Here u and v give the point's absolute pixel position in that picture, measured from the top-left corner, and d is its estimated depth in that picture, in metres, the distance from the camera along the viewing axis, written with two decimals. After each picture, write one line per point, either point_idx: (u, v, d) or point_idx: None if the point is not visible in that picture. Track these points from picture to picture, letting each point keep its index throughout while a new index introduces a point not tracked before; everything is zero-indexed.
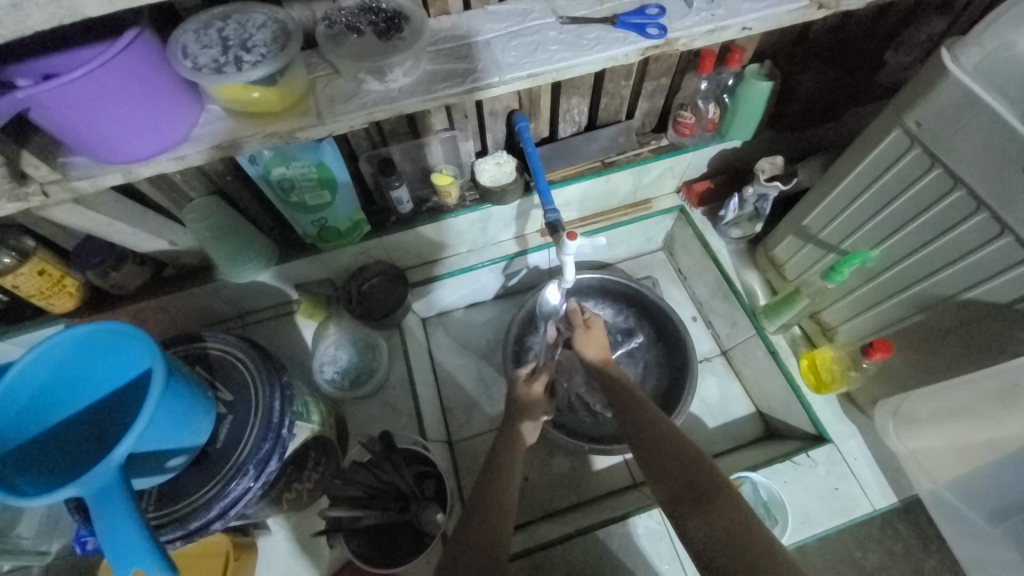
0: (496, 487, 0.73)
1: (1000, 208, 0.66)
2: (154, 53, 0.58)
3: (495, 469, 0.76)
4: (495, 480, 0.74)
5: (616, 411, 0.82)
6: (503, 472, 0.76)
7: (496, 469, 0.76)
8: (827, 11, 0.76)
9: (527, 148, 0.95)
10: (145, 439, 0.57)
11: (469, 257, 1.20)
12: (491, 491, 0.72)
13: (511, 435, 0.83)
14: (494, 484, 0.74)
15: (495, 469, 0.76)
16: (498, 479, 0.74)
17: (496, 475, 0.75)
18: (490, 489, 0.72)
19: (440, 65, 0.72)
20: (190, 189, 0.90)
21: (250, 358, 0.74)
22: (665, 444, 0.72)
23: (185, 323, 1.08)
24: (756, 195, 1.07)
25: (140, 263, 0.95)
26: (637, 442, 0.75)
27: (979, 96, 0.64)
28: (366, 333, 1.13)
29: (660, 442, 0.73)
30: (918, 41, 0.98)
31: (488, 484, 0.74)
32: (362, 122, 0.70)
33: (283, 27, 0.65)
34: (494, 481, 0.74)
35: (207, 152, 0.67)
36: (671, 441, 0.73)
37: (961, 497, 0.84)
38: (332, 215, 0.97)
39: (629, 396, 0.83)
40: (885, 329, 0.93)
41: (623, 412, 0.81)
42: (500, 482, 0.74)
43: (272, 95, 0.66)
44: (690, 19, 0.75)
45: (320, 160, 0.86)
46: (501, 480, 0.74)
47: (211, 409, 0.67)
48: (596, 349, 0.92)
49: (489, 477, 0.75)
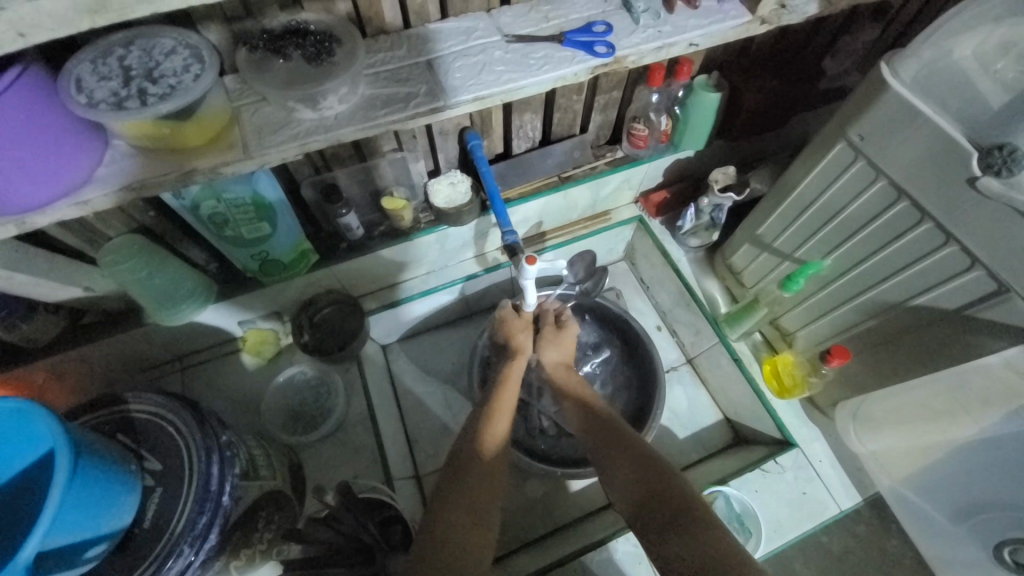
0: (445, 512, 0.69)
1: (943, 217, 0.68)
2: (43, 90, 0.51)
3: (452, 490, 0.71)
4: (450, 497, 0.70)
5: (585, 423, 0.83)
6: (468, 497, 0.71)
7: (451, 498, 0.70)
8: (769, 26, 0.76)
9: (481, 167, 0.92)
10: (54, 533, 0.50)
11: (427, 279, 1.15)
12: (455, 526, 0.67)
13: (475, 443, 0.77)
14: (455, 498, 0.70)
15: (453, 481, 0.72)
16: (450, 499, 0.70)
17: (456, 504, 0.70)
18: (436, 523, 0.67)
19: (380, 88, 0.67)
20: (106, 228, 0.81)
21: (182, 419, 0.66)
22: (628, 459, 0.74)
23: (114, 373, 0.98)
24: (712, 205, 1.09)
25: (52, 312, 0.85)
26: (603, 454, 0.77)
27: (917, 110, 0.65)
28: (320, 367, 1.07)
29: (622, 456, 0.75)
30: (854, 48, 1.04)
31: (439, 508, 0.70)
32: (296, 153, 0.64)
33: (197, 53, 0.58)
34: (449, 502, 0.70)
35: (116, 195, 0.59)
36: (636, 451, 0.75)
37: (920, 495, 0.89)
38: (273, 247, 0.89)
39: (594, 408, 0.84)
40: (838, 335, 0.94)
41: (591, 423, 0.83)
42: (469, 500, 0.70)
43: (189, 129, 0.59)
44: (637, 36, 0.73)
45: (255, 190, 0.79)
46: (456, 494, 0.71)
47: (136, 484, 0.60)
48: (554, 356, 0.93)
49: (445, 492, 0.71)
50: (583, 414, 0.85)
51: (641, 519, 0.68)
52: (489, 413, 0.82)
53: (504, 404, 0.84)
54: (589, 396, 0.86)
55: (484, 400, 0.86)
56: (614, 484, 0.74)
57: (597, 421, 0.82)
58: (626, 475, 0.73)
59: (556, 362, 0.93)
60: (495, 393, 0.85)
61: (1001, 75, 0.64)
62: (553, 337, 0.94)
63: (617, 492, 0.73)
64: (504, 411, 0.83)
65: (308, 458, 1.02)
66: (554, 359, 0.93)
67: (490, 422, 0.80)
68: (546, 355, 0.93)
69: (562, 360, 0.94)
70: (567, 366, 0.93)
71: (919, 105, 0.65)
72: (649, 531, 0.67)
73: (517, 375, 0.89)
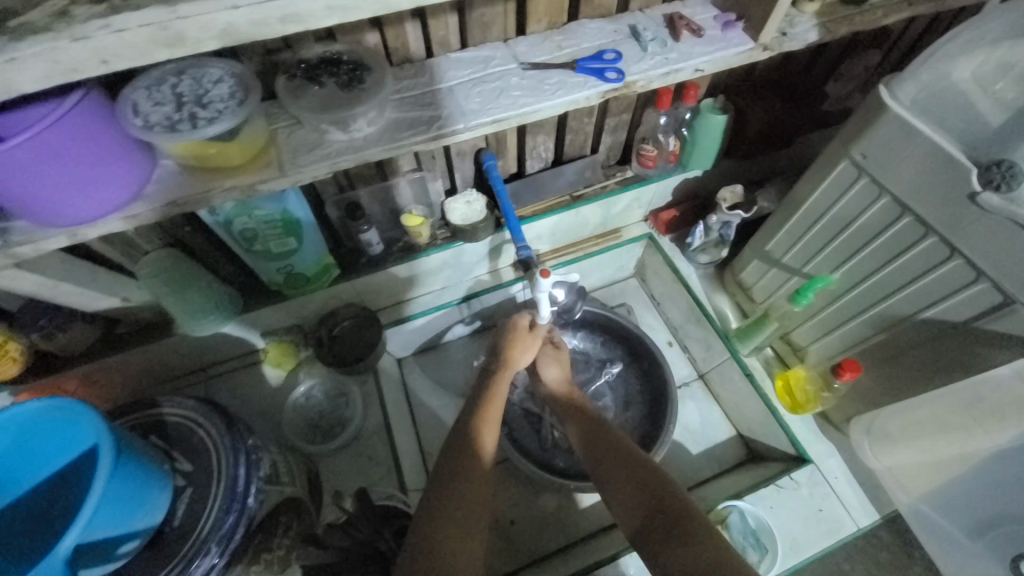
0: (441, 508, 0.69)
1: (947, 232, 0.70)
2: (104, 113, 0.56)
3: (447, 491, 0.71)
4: (446, 494, 0.71)
5: (584, 439, 0.84)
6: (462, 501, 0.71)
7: (445, 495, 0.71)
8: (772, 52, 0.80)
9: (497, 186, 0.96)
10: (94, 527, 0.52)
11: (442, 294, 1.19)
12: (447, 526, 0.67)
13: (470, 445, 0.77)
14: (448, 499, 0.70)
15: (447, 480, 0.73)
16: (445, 496, 0.71)
17: (448, 503, 0.70)
18: (431, 518, 0.68)
19: (405, 112, 0.72)
20: (144, 242, 0.86)
21: (212, 423, 0.69)
22: (628, 474, 0.75)
23: (142, 382, 1.01)
24: (720, 222, 1.11)
25: (89, 322, 0.90)
26: (603, 469, 0.78)
27: (916, 129, 0.68)
28: (339, 378, 1.10)
29: (622, 471, 0.76)
30: (856, 72, 1.09)
31: (434, 503, 0.70)
32: (326, 172, 0.69)
33: (241, 81, 0.63)
34: (443, 498, 0.70)
35: (160, 211, 0.64)
36: (634, 466, 0.76)
37: (940, 511, 0.88)
38: (299, 261, 0.94)
39: (593, 424, 0.86)
40: (849, 349, 0.94)
41: (590, 438, 0.83)
42: (464, 504, 0.70)
43: (231, 148, 0.64)
44: (645, 63, 0.77)
45: (285, 208, 0.84)
46: (449, 493, 0.71)
47: (168, 483, 0.63)
48: (555, 373, 0.96)
49: (439, 488, 0.72)
50: (582, 430, 0.86)
51: (644, 534, 0.68)
52: (479, 425, 0.81)
53: (491, 416, 0.83)
54: (586, 407, 0.90)
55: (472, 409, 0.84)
56: (615, 502, 0.74)
57: (596, 437, 0.83)
58: (627, 489, 0.73)
59: (558, 378, 0.96)
60: (482, 405, 0.84)
61: (1001, 95, 0.67)
62: (553, 355, 0.97)
63: (618, 507, 0.73)
64: (490, 424, 0.81)
65: (324, 468, 1.04)
66: (555, 377, 0.96)
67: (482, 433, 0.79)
68: (547, 372, 0.97)
69: (563, 377, 0.96)
70: (568, 381, 0.96)
71: (918, 125, 0.68)
72: (651, 544, 0.66)
73: (502, 391, 0.87)
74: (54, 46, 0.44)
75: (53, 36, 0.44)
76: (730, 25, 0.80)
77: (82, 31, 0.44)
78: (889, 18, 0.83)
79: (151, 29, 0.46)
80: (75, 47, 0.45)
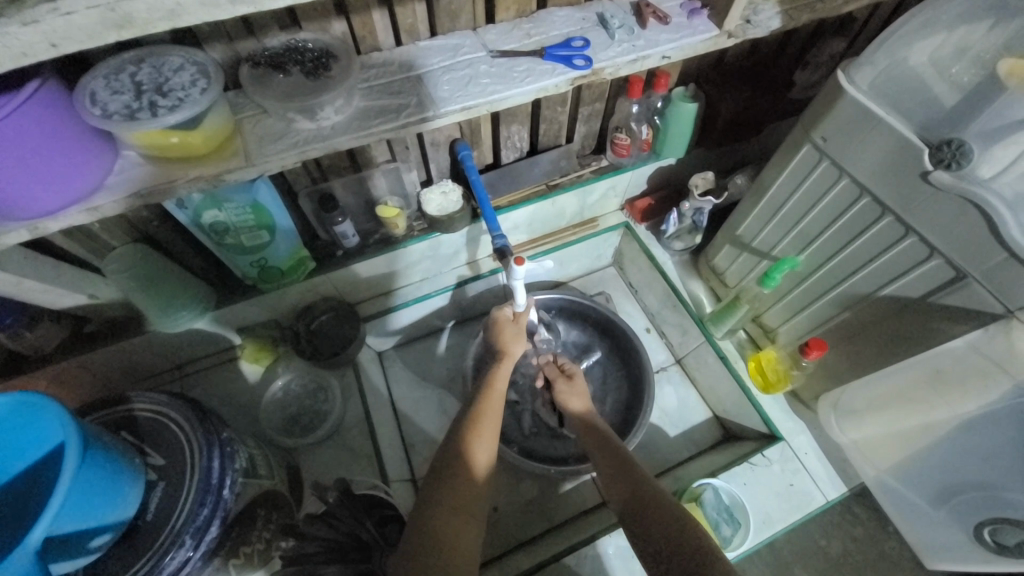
0: (435, 497, 0.69)
1: (902, 210, 0.73)
2: (62, 101, 0.55)
3: (440, 482, 0.70)
4: (440, 484, 0.70)
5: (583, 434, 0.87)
6: (456, 488, 0.70)
7: (441, 481, 0.70)
8: (736, 40, 0.82)
9: (471, 176, 0.96)
10: (63, 519, 0.51)
11: (423, 285, 1.19)
12: (442, 514, 0.67)
13: (466, 428, 0.77)
14: (445, 479, 0.70)
15: (439, 474, 0.72)
16: (438, 485, 0.70)
17: (444, 489, 0.69)
18: (427, 507, 0.68)
19: (374, 101, 0.72)
20: (111, 238, 0.84)
21: (184, 417, 0.69)
22: (619, 465, 0.78)
23: (114, 382, 0.99)
24: (693, 209, 1.14)
25: (55, 321, 0.88)
26: (599, 459, 0.81)
27: (873, 112, 0.71)
28: (317, 372, 1.10)
29: (614, 462, 0.79)
30: (821, 61, 1.11)
31: (428, 491, 0.70)
32: (295, 160, 0.68)
33: (203, 69, 0.62)
34: (437, 489, 0.70)
35: (125, 202, 0.63)
36: (631, 466, 0.77)
37: (904, 483, 0.91)
38: (272, 255, 0.93)
39: (593, 422, 0.88)
40: (818, 328, 0.97)
41: (588, 433, 0.87)
42: (459, 483, 0.70)
43: (195, 139, 0.63)
44: (613, 50, 0.78)
45: (255, 201, 0.83)
46: (444, 477, 0.71)
47: (139, 477, 0.62)
48: (578, 404, 0.92)
49: (431, 486, 0.71)
50: (582, 427, 0.88)
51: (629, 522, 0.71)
52: (472, 413, 0.80)
53: (489, 408, 0.81)
54: (588, 414, 0.90)
55: (470, 398, 0.84)
56: (607, 486, 0.77)
57: (594, 431, 0.86)
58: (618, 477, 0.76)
59: (581, 410, 0.91)
60: (478, 394, 0.84)
61: (957, 78, 0.67)
62: (568, 389, 0.94)
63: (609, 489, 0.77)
64: (488, 415, 0.80)
65: (305, 463, 1.04)
66: (578, 409, 0.92)
67: (474, 421, 0.78)
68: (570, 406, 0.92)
69: (585, 407, 0.92)
70: (592, 412, 0.91)
71: (874, 108, 0.71)
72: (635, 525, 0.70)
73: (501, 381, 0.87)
74: (4, 31, 0.43)
75: (3, 22, 0.43)
76: (696, 12, 0.82)
77: (32, 15, 0.44)
78: (848, 5, 0.85)
79: (100, 11, 0.45)
80: (26, 32, 0.44)
